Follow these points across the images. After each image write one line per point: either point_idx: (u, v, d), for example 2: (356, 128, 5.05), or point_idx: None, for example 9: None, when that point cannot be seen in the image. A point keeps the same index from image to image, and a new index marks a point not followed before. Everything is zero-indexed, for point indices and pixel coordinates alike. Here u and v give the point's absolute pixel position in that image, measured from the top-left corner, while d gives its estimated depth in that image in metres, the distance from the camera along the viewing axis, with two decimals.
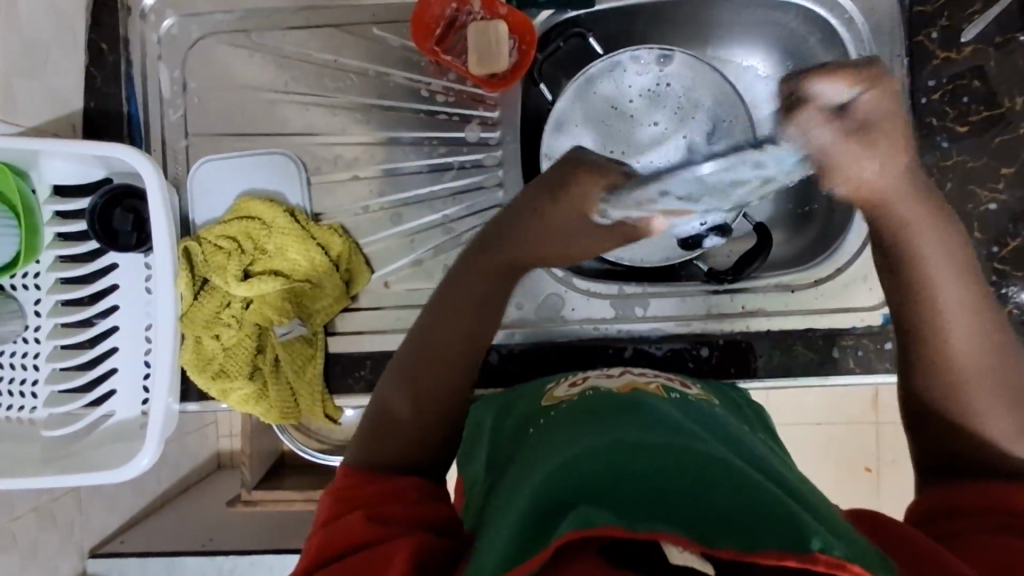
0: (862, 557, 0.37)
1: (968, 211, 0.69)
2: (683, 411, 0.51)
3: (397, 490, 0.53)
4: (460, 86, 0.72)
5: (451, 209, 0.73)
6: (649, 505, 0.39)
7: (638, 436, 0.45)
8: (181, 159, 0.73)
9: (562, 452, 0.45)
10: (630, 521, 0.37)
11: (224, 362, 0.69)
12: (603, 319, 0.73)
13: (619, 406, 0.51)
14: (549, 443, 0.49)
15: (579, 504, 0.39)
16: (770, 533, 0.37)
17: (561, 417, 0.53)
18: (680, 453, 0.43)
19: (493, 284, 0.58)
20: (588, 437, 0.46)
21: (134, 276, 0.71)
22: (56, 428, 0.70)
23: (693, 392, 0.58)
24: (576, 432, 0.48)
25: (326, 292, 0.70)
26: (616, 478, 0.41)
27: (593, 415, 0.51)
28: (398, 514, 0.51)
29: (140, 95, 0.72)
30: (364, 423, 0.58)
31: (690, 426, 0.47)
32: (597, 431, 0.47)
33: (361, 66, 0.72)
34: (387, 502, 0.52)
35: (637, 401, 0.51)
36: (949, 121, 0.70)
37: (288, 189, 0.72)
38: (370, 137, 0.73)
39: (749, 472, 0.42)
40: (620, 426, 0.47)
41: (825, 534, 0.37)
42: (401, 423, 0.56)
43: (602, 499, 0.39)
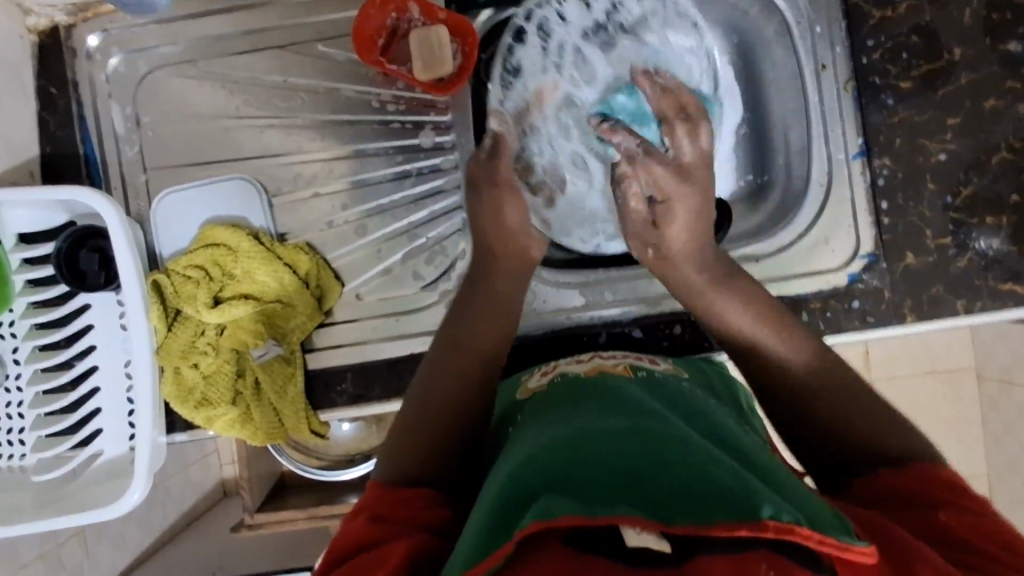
0: (814, 518, 0.43)
1: (919, 164, 0.71)
2: (651, 394, 0.56)
3: (404, 494, 0.53)
4: (409, 94, 0.73)
5: (414, 215, 0.73)
6: (609, 488, 0.44)
7: (600, 426, 0.50)
8: (142, 194, 0.73)
9: (532, 446, 0.50)
10: (592, 507, 0.42)
11: (205, 390, 0.69)
12: (573, 308, 0.74)
13: (587, 396, 0.56)
14: (523, 437, 0.53)
15: (546, 493, 0.44)
16: (723, 505, 0.42)
17: (535, 409, 0.58)
18: (642, 439, 0.48)
19: (481, 285, 0.66)
20: (556, 431, 0.51)
21: (109, 314, 0.72)
22: (44, 472, 0.70)
23: (660, 367, 0.64)
24: (548, 426, 0.53)
25: (298, 309, 0.70)
26: (580, 467, 0.46)
27: (563, 407, 0.55)
28: (404, 515, 0.51)
29: (94, 135, 0.73)
30: (393, 431, 0.60)
31: (658, 410, 0.53)
32: (567, 422, 0.52)
33: (311, 84, 0.73)
34: (397, 507, 0.52)
35: (605, 391, 0.56)
36: (892, 77, 0.71)
37: (251, 213, 0.72)
38: (327, 153, 0.73)
39: (706, 452, 0.47)
40: (585, 418, 0.52)
41: (775, 503, 0.42)
42: (426, 417, 0.59)
43: (568, 489, 0.44)
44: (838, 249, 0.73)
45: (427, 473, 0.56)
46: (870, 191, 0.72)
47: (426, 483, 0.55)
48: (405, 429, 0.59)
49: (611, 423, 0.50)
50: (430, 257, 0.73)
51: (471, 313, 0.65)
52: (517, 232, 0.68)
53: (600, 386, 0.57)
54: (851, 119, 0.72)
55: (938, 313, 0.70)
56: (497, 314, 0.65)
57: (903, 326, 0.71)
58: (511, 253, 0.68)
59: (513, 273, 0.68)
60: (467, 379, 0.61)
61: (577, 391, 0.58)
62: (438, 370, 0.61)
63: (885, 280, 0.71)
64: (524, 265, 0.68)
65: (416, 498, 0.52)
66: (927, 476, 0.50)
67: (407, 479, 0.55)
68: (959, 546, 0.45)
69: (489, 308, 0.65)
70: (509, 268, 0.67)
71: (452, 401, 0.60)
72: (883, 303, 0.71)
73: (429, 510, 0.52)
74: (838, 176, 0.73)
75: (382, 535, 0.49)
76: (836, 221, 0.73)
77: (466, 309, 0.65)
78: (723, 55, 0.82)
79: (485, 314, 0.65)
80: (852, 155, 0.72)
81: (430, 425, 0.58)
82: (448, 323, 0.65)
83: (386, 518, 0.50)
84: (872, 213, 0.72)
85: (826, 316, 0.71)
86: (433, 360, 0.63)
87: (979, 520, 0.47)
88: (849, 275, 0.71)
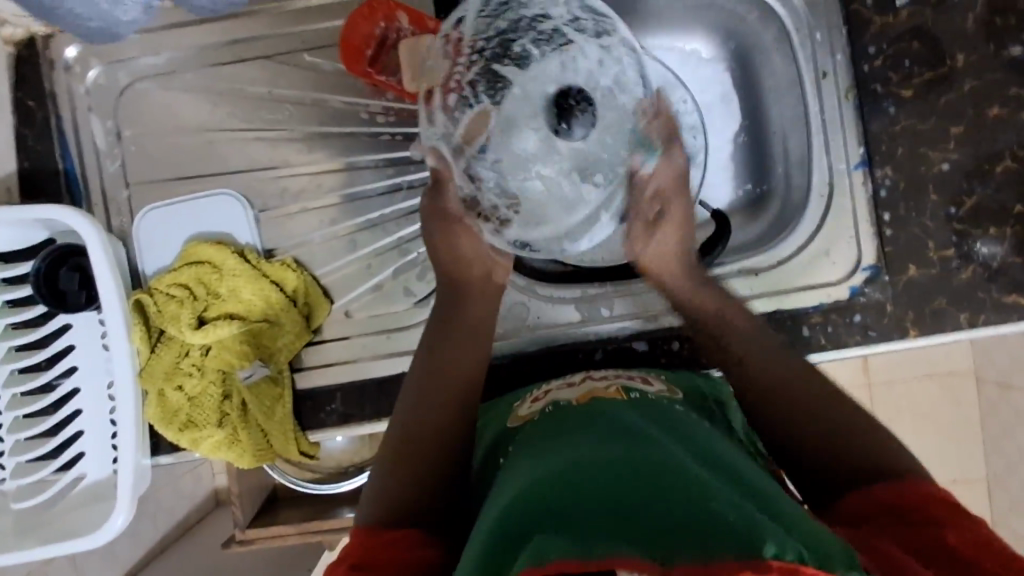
0: (824, 551, 0.40)
1: (921, 174, 0.69)
2: (645, 420, 0.54)
3: (390, 536, 0.51)
4: (398, 105, 0.71)
5: (404, 230, 0.71)
6: (603, 524, 0.42)
7: (594, 458, 0.48)
8: (125, 210, 0.71)
9: (524, 481, 0.48)
10: (587, 546, 0.39)
11: (191, 412, 0.67)
12: (569, 323, 0.72)
13: (586, 426, 0.54)
14: (519, 471, 0.51)
15: (538, 532, 0.42)
16: (726, 542, 0.39)
17: (531, 438, 0.56)
18: (637, 472, 0.46)
19: (459, 317, 0.65)
20: (547, 463, 0.49)
21: (89, 335, 0.69)
22: (25, 500, 0.68)
23: (654, 387, 0.62)
24: (544, 460, 0.50)
25: (286, 328, 0.68)
26: (577, 506, 0.43)
27: (556, 437, 0.54)
28: (388, 562, 0.49)
29: (74, 149, 0.71)
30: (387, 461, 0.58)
31: (654, 438, 0.51)
32: (564, 457, 0.50)
33: (297, 95, 0.71)
34: (377, 551, 0.50)
35: (603, 421, 0.54)
36: (894, 85, 0.69)
37: (237, 229, 0.70)
38: (316, 166, 0.71)
39: (704, 485, 0.45)
40: (578, 449, 0.50)
41: (782, 538, 0.39)
42: (407, 451, 0.58)
43: (562, 528, 0.42)
44: (838, 261, 0.71)
45: (416, 508, 0.54)
46: (871, 202, 0.70)
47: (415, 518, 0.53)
48: (396, 468, 0.58)
49: (605, 455, 0.48)
50: (422, 272, 0.71)
51: (442, 344, 0.64)
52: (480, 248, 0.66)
53: (593, 412, 0.56)
54: (851, 128, 0.71)
55: (941, 326, 0.68)
56: (477, 345, 0.64)
57: (905, 341, 0.69)
58: (479, 283, 0.66)
59: (484, 305, 0.67)
60: (449, 415, 0.60)
61: (574, 419, 0.55)
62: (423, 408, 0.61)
63: (887, 293, 0.69)
64: (490, 291, 0.67)
65: (397, 539, 0.51)
66: (921, 491, 0.47)
67: (395, 517, 0.53)
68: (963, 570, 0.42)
69: (461, 337, 0.64)
70: (479, 302, 0.66)
71: (433, 437, 0.59)
72: (885, 317, 0.69)
73: (420, 552, 0.50)
74: (838, 187, 0.72)
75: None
76: (836, 232, 0.72)
77: (445, 342, 0.64)
78: (721, 63, 0.81)
79: (458, 344, 0.64)
80: (853, 165, 0.71)
81: (416, 460, 0.57)
82: (431, 356, 0.64)
83: (370, 564, 0.48)
84: (874, 224, 0.70)
85: (827, 330, 0.70)
86: (408, 392, 0.62)
87: (983, 538, 0.43)
88: (850, 288, 0.70)
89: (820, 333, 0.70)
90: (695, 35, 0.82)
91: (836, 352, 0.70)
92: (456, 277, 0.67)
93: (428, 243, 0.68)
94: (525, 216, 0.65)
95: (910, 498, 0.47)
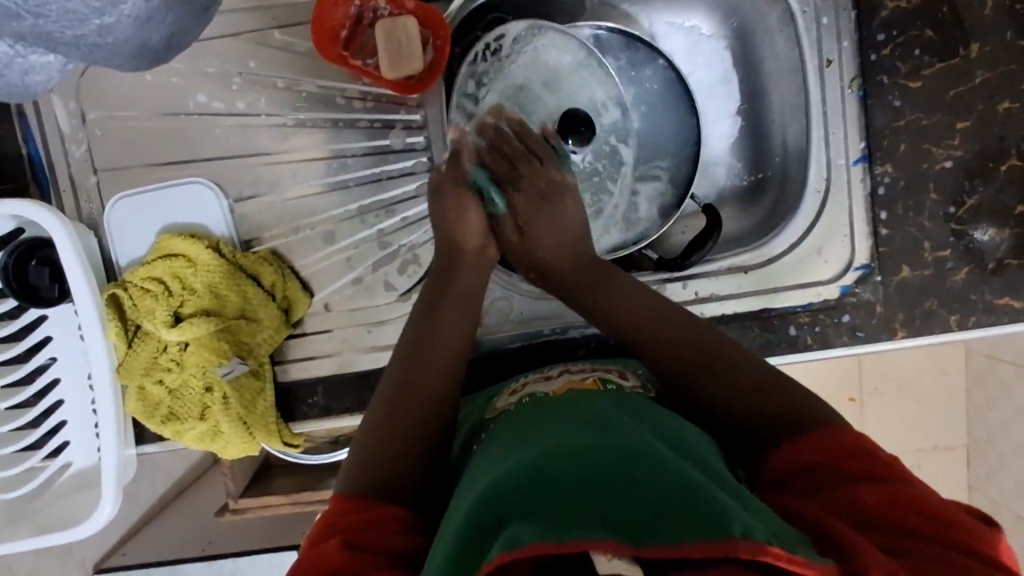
0: (784, 536, 0.41)
1: (922, 172, 0.66)
2: (619, 407, 0.53)
3: (370, 515, 0.49)
4: (377, 90, 0.68)
5: (385, 222, 0.69)
6: (576, 511, 0.42)
7: (565, 443, 0.47)
8: (93, 197, 0.68)
9: (497, 467, 0.48)
10: (560, 532, 0.40)
11: (172, 404, 0.67)
12: (553, 320, 0.71)
13: (558, 408, 0.54)
14: (493, 453, 0.51)
15: (512, 520, 0.42)
16: (695, 523, 0.40)
17: (507, 423, 0.56)
18: (605, 453, 0.46)
19: (447, 294, 0.64)
20: (525, 447, 0.49)
21: (65, 327, 0.68)
22: (13, 489, 0.69)
23: (630, 382, 0.61)
24: (517, 443, 0.50)
25: (264, 323, 0.67)
26: (550, 487, 0.44)
27: (530, 424, 0.53)
28: (372, 543, 0.47)
29: (38, 133, 0.67)
30: (363, 431, 0.57)
31: (626, 422, 0.50)
32: (537, 438, 0.50)
33: (272, 77, 0.67)
34: (365, 527, 0.48)
35: (575, 402, 0.54)
36: (901, 77, 0.65)
37: (211, 221, 0.68)
38: (293, 154, 0.68)
39: (673, 466, 0.45)
40: (550, 434, 0.49)
41: (748, 520, 0.40)
42: (395, 428, 0.56)
43: (536, 513, 0.42)
44: (831, 260, 0.69)
45: (396, 486, 0.52)
46: (868, 199, 0.67)
47: (396, 498, 0.51)
48: (371, 445, 0.55)
49: (575, 438, 0.48)
50: (403, 266, 0.70)
51: (435, 314, 0.63)
52: (469, 230, 0.66)
53: (567, 402, 0.55)
54: (853, 120, 0.67)
55: (930, 327, 0.67)
56: (465, 323, 0.63)
57: (892, 342, 0.68)
58: (475, 254, 0.66)
59: (475, 276, 0.66)
60: (438, 392, 0.59)
61: (551, 405, 0.55)
62: (397, 399, 0.57)
63: (878, 293, 0.68)
64: (484, 261, 0.67)
65: (386, 518, 0.49)
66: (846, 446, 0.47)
67: (378, 492, 0.51)
68: (888, 530, 0.43)
69: (457, 303, 0.64)
70: (469, 272, 0.65)
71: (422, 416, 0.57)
72: (874, 317, 0.68)
73: (402, 534, 0.48)
74: (836, 182, 0.69)
75: (352, 564, 0.44)
76: (831, 229, 0.69)
77: (437, 319, 0.62)
78: (721, 41, 0.78)
79: (450, 314, 0.63)
80: (852, 160, 0.68)
81: (395, 437, 0.55)
82: (415, 331, 0.62)
83: (354, 539, 0.47)
84: (870, 222, 0.68)
85: (815, 330, 0.69)
86: (394, 364, 0.61)
87: (902, 490, 0.44)
88: (841, 287, 0.69)
89: (807, 332, 0.69)
90: (696, 10, 0.77)
91: (822, 352, 0.69)
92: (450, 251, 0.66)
93: (435, 212, 0.66)
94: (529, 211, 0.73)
95: (831, 454, 0.47)
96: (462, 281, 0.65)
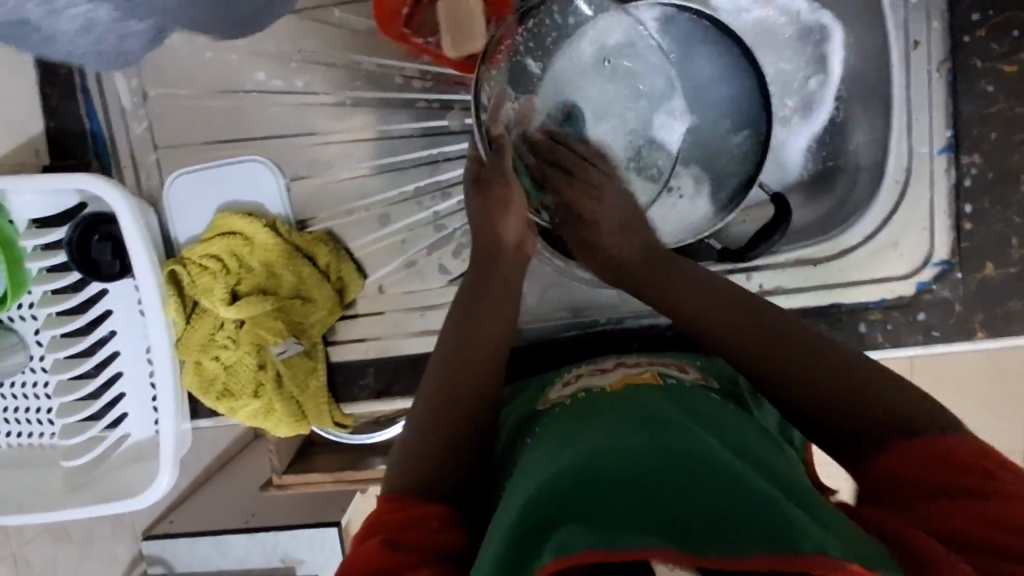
0: (864, 551, 0.36)
1: (1014, 163, 0.62)
2: (677, 405, 0.51)
3: (412, 513, 0.47)
4: (436, 70, 0.66)
5: (440, 204, 0.68)
6: (632, 517, 0.40)
7: (623, 445, 0.45)
8: (154, 173, 0.69)
9: (545, 468, 0.46)
10: (616, 539, 0.38)
11: (227, 381, 0.67)
12: (610, 308, 0.69)
13: (615, 405, 0.52)
14: (544, 450, 0.50)
15: (566, 523, 0.41)
16: (757, 537, 0.37)
17: (561, 415, 0.54)
18: (665, 459, 0.43)
19: (492, 292, 0.60)
20: (582, 445, 0.47)
21: (126, 301, 0.69)
22: (75, 457, 0.71)
23: (690, 377, 0.58)
24: (571, 441, 0.48)
25: (317, 304, 0.67)
26: (607, 492, 0.42)
27: (585, 420, 0.51)
28: (419, 541, 0.45)
29: (100, 110, 0.68)
30: (418, 413, 0.55)
31: (686, 423, 0.48)
32: (589, 435, 0.48)
33: (329, 56, 0.66)
34: (406, 526, 0.46)
35: (636, 400, 0.52)
36: (995, 60, 0.61)
37: (267, 199, 0.68)
38: (348, 133, 0.67)
39: (738, 474, 0.42)
40: (602, 433, 0.47)
41: (820, 533, 0.37)
42: (455, 408, 0.54)
43: (589, 519, 0.40)
44: (907, 255, 0.65)
45: (447, 482, 0.51)
46: (952, 190, 0.63)
47: (438, 494, 0.50)
48: (420, 438, 0.53)
49: (632, 440, 0.46)
50: (457, 250, 0.68)
51: (484, 295, 0.60)
52: (521, 225, 0.63)
53: (626, 400, 0.52)
54: (940, 107, 0.63)
55: (1011, 329, 0.63)
56: (512, 314, 0.60)
57: (971, 343, 0.64)
58: (513, 250, 0.62)
59: (515, 268, 0.62)
60: (487, 376, 0.56)
61: (608, 401, 0.53)
62: (448, 392, 0.55)
63: (957, 292, 0.64)
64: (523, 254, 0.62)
65: (432, 514, 0.47)
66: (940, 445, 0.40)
67: (422, 489, 0.50)
68: (986, 548, 0.36)
69: (499, 295, 0.60)
70: (508, 268, 0.61)
71: (464, 424, 0.54)
72: (952, 317, 0.64)
73: (445, 532, 0.47)
74: (918, 172, 0.65)
75: (395, 563, 0.43)
76: (908, 222, 0.65)
77: (492, 314, 0.60)
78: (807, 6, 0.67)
79: (503, 299, 0.60)
80: (936, 150, 0.64)
81: (448, 424, 0.53)
82: (465, 307, 0.60)
83: (399, 539, 0.45)
84: (952, 216, 0.64)
85: (886, 328, 0.65)
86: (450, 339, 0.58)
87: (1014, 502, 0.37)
88: (916, 284, 0.65)
89: (878, 331, 0.65)
90: None
91: (893, 351, 0.65)
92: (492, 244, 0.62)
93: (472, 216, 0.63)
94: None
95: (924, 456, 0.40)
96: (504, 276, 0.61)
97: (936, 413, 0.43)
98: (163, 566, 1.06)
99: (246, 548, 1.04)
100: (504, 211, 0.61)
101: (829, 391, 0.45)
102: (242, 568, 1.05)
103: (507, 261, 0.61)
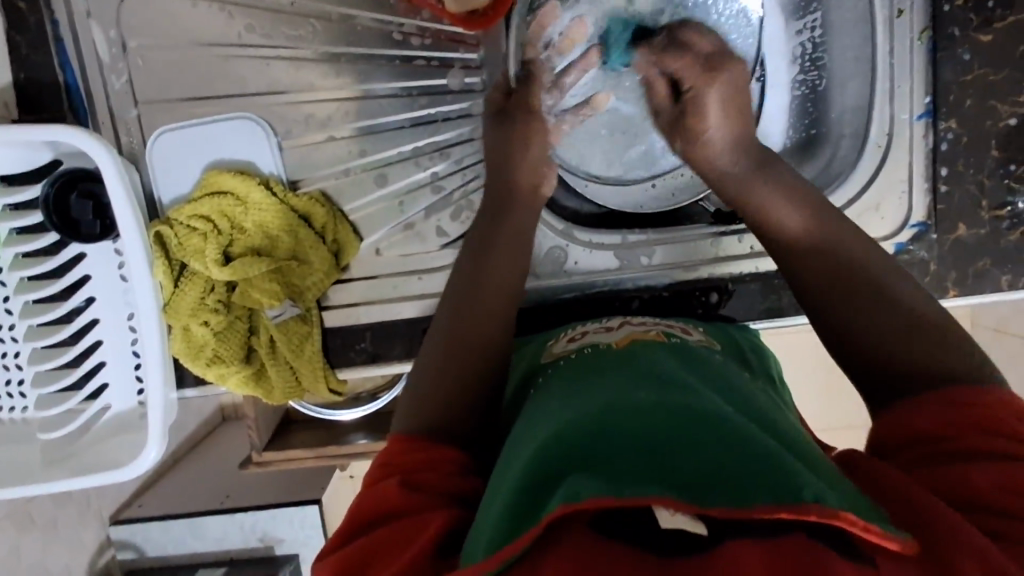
0: (855, 503, 0.38)
1: (986, 129, 0.66)
2: (677, 361, 0.52)
3: (427, 457, 0.47)
4: (435, 26, 0.65)
5: (439, 165, 0.67)
6: (634, 469, 0.39)
7: (626, 399, 0.45)
8: (135, 129, 0.66)
9: (551, 421, 0.46)
10: (621, 485, 0.38)
11: (217, 347, 0.65)
12: (606, 271, 0.70)
13: (616, 364, 0.52)
14: (544, 408, 0.49)
15: (571, 473, 0.40)
16: (760, 486, 0.38)
17: (563, 372, 0.54)
18: (670, 412, 0.44)
19: (498, 240, 0.60)
20: (585, 402, 0.46)
21: (106, 265, 0.66)
22: (52, 430, 0.68)
23: (695, 338, 0.59)
24: (573, 396, 0.49)
25: (315, 267, 0.66)
26: (611, 442, 0.42)
27: (585, 379, 0.51)
28: (432, 483, 0.45)
29: (75, 61, 0.64)
30: (428, 364, 0.54)
31: (688, 380, 0.48)
32: (592, 392, 0.48)
33: (321, 9, 0.64)
34: (419, 468, 0.46)
35: (634, 361, 0.52)
36: (973, 29, 0.64)
37: (258, 156, 0.66)
38: (342, 91, 0.65)
39: (743, 426, 0.43)
40: (605, 390, 0.47)
41: (817, 486, 0.38)
42: (469, 358, 0.54)
43: (592, 466, 0.40)
44: (887, 217, 0.69)
45: (458, 430, 0.51)
46: (930, 155, 0.67)
47: (452, 438, 0.50)
48: (428, 388, 0.52)
49: (635, 395, 0.46)
50: (457, 212, 0.68)
51: (496, 241, 0.60)
52: (524, 167, 0.61)
53: (631, 357, 0.53)
54: (919, 74, 0.66)
55: (981, 287, 0.68)
56: (514, 267, 0.59)
57: (944, 300, 0.68)
58: (528, 192, 0.62)
59: (527, 214, 0.62)
60: (495, 329, 0.56)
61: (609, 359, 0.53)
62: (455, 345, 0.55)
63: (932, 252, 0.68)
64: (535, 200, 0.62)
65: (445, 457, 0.47)
66: (971, 407, 0.42)
67: (436, 433, 0.49)
68: (983, 509, 0.38)
69: (510, 247, 0.60)
70: (520, 210, 0.61)
71: (473, 373, 0.53)
72: (928, 275, 0.68)
73: (458, 477, 0.47)
74: (899, 136, 0.68)
75: (413, 505, 0.43)
76: (889, 185, 0.69)
77: (487, 259, 0.59)
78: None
79: (512, 248, 0.60)
80: (916, 116, 0.67)
81: (459, 373, 0.53)
82: (472, 263, 0.59)
83: (415, 481, 0.45)
84: (930, 179, 0.67)
85: None
86: (453, 287, 0.58)
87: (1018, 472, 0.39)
88: (895, 245, 0.68)
89: None
90: None
91: None
92: (504, 190, 0.62)
93: (489, 151, 0.62)
94: (586, 140, 0.71)
95: (947, 425, 0.42)
96: (515, 223, 0.61)
97: (979, 368, 0.45)
98: (134, 551, 1.01)
99: (224, 528, 1.01)
100: (524, 144, 0.61)
101: (882, 343, 0.48)
102: (220, 549, 1.02)
103: (528, 202, 0.62)
